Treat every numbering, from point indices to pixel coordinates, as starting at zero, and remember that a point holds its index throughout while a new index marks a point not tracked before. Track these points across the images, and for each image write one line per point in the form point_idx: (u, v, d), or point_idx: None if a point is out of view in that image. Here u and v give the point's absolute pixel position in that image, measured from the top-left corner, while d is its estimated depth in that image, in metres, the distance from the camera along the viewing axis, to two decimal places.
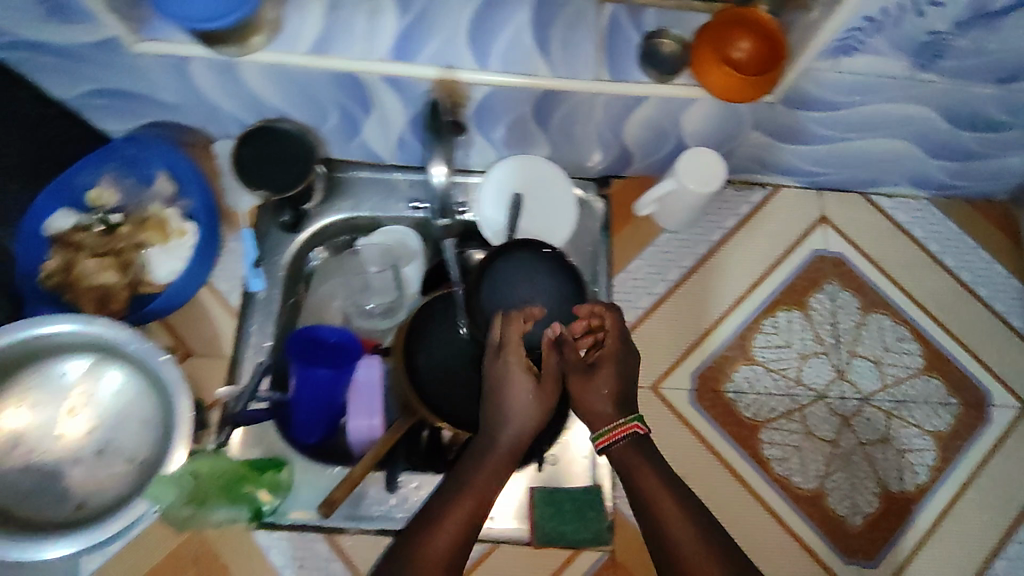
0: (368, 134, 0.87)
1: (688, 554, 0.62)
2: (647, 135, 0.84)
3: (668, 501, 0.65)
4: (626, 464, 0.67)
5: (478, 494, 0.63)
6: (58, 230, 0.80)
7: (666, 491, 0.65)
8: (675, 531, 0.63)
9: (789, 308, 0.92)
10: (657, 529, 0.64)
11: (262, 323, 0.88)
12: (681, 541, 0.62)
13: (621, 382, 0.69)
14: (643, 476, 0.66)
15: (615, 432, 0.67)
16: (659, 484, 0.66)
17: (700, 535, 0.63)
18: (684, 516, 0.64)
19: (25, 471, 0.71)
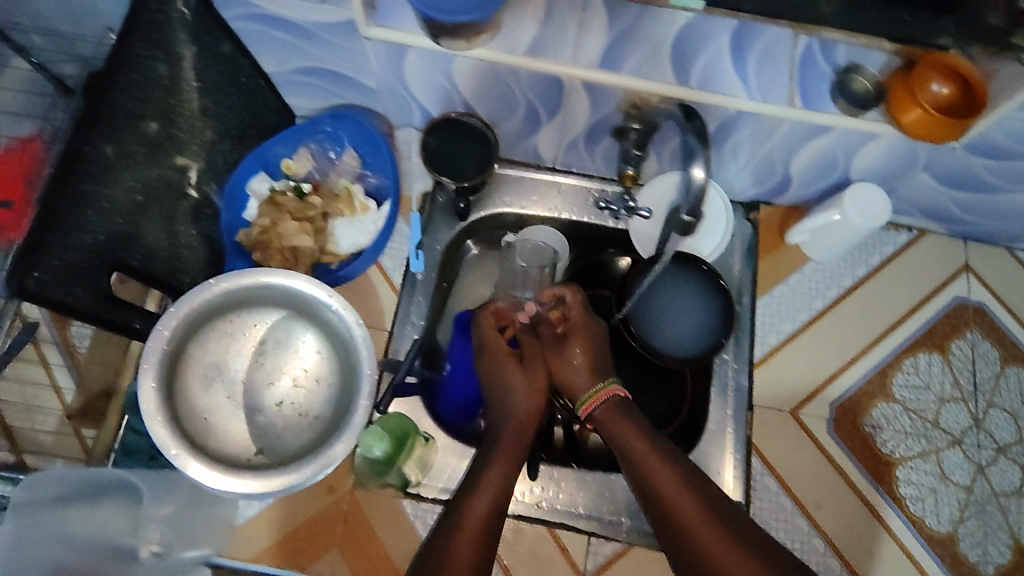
0: (542, 134, 0.91)
1: (684, 509, 0.66)
2: (817, 166, 0.86)
3: (655, 466, 0.69)
4: (611, 432, 0.72)
5: (491, 494, 0.69)
6: (258, 193, 0.85)
7: (653, 456, 0.70)
8: (674, 500, 0.67)
9: (929, 351, 0.92)
10: (658, 501, 0.68)
11: (419, 303, 0.92)
12: (676, 503, 0.67)
13: (596, 347, 0.78)
14: (638, 450, 0.70)
15: (596, 397, 0.74)
16: (643, 449, 0.70)
17: (689, 493, 0.67)
18: (681, 482, 0.68)
19: (216, 414, 0.75)
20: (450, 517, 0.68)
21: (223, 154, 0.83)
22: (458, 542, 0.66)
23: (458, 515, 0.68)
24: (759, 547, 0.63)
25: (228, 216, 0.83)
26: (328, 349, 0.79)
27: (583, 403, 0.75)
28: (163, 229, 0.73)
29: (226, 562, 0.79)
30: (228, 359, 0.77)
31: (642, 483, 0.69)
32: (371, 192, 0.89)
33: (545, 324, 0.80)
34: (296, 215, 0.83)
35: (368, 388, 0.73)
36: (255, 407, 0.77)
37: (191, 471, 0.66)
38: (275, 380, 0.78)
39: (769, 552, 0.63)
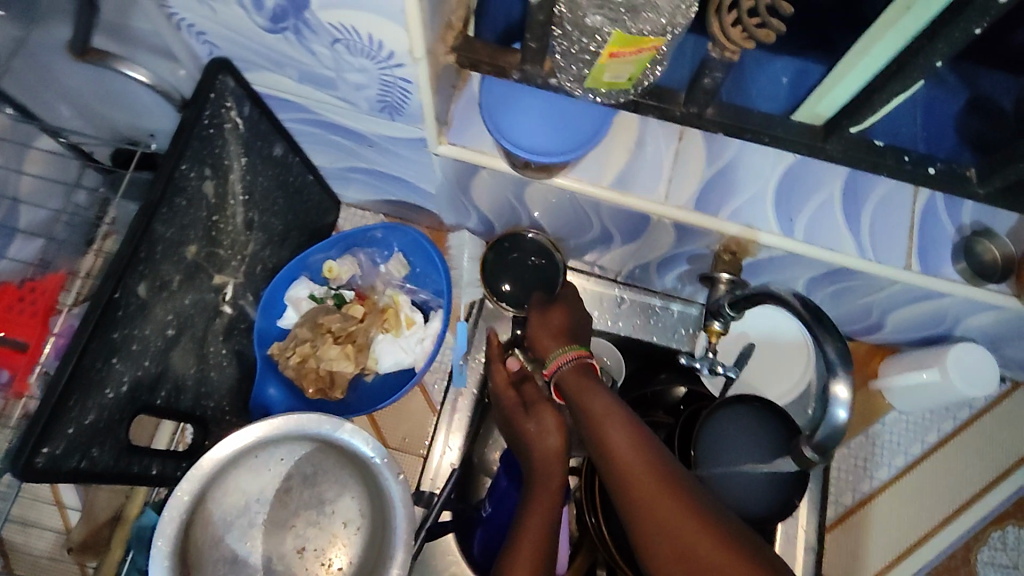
0: (613, 252, 0.84)
1: (636, 473, 0.55)
2: (918, 318, 0.78)
3: (605, 423, 0.60)
4: (573, 397, 0.64)
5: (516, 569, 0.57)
6: (297, 301, 0.77)
7: (608, 418, 0.60)
8: (626, 467, 0.56)
9: (1019, 523, 0.84)
10: (612, 468, 0.57)
11: (462, 425, 0.84)
12: (630, 468, 0.56)
13: (575, 315, 0.75)
14: (585, 397, 0.63)
15: (560, 357, 0.68)
16: (598, 406, 0.61)
17: (641, 457, 0.56)
18: (636, 449, 0.57)
19: (232, 564, 0.67)
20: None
21: (263, 260, 0.75)
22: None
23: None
24: (724, 523, 0.51)
25: (263, 325, 0.76)
26: (360, 492, 0.71)
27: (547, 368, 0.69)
28: (192, 356, 0.66)
29: None
30: (247, 503, 0.69)
31: (595, 447, 0.59)
32: (418, 305, 0.82)
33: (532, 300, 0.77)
34: (338, 335, 0.75)
35: (401, 558, 0.66)
36: (274, 557, 0.68)
37: None
38: (295, 524, 0.70)
39: (731, 524, 0.52)
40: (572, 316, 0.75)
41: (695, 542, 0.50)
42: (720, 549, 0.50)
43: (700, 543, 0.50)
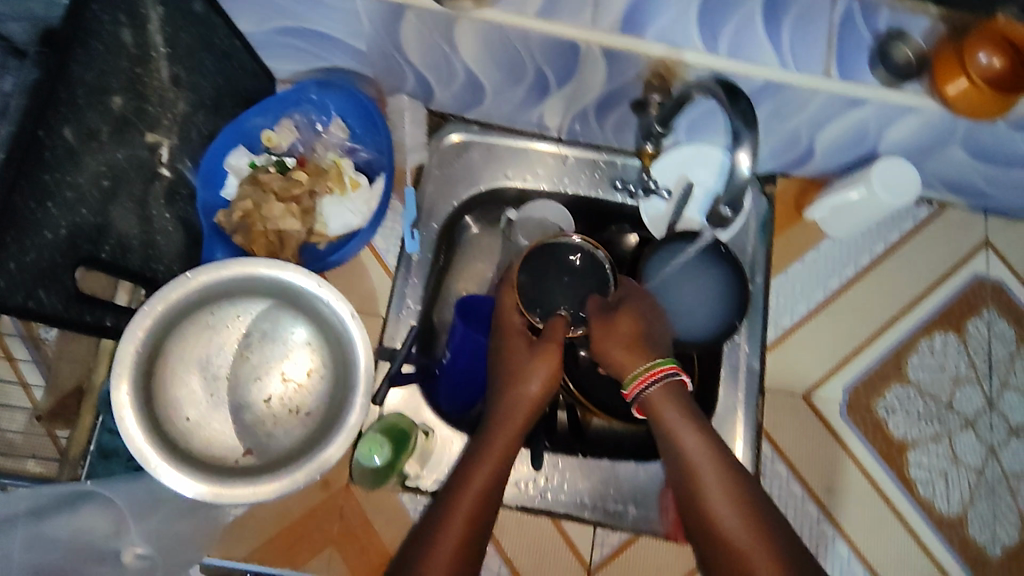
0: (551, 103, 0.83)
1: (734, 528, 0.55)
2: (844, 139, 0.81)
3: (706, 477, 0.58)
4: (664, 432, 0.62)
5: (473, 497, 0.60)
6: (237, 169, 0.78)
7: (708, 465, 0.58)
8: (726, 525, 0.55)
9: (945, 331, 0.89)
10: (707, 522, 0.56)
11: (416, 285, 0.87)
12: (732, 533, 0.54)
13: (645, 332, 0.69)
14: (679, 438, 0.60)
15: (647, 375, 0.63)
16: (695, 453, 0.59)
17: (741, 510, 0.55)
18: (739, 508, 0.56)
19: (201, 410, 0.70)
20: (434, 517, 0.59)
21: (197, 127, 0.75)
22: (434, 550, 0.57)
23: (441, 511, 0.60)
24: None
25: (205, 194, 0.77)
26: (320, 343, 0.74)
27: (625, 389, 0.65)
28: (134, 214, 0.67)
29: (214, 562, 0.76)
30: (209, 355, 0.72)
31: (690, 497, 0.58)
32: (362, 167, 0.82)
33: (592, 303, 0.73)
34: (281, 195, 0.76)
35: (366, 384, 0.69)
36: (242, 403, 0.72)
37: (171, 479, 0.62)
38: (262, 375, 0.74)
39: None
40: (643, 329, 0.69)
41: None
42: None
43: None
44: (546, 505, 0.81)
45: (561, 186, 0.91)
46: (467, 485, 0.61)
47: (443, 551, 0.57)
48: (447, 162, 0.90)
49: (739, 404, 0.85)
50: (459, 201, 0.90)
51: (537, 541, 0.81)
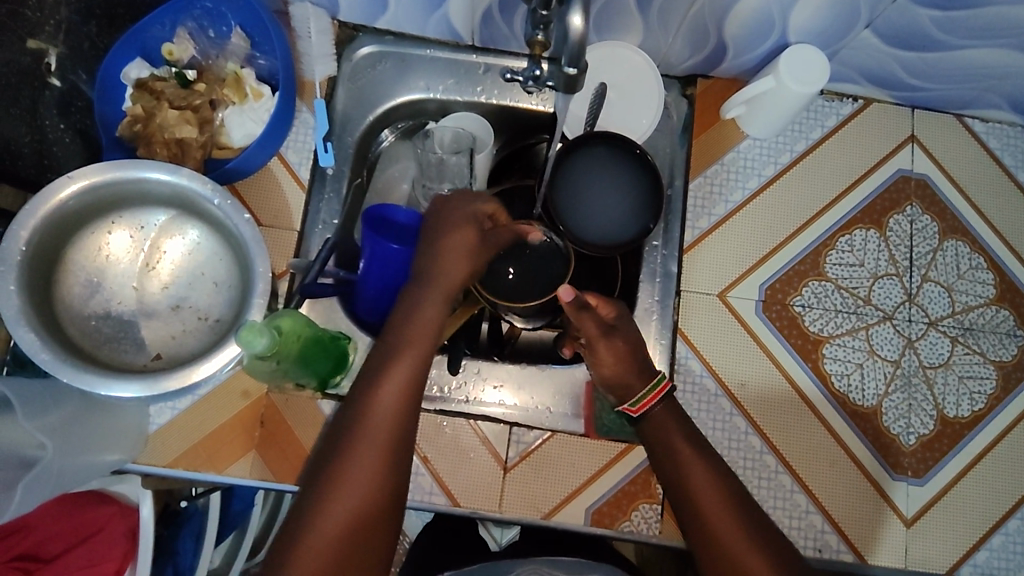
0: (451, 4, 0.81)
1: (712, 509, 0.63)
2: (751, 28, 0.79)
3: (695, 471, 0.65)
4: (658, 431, 0.68)
5: (403, 367, 0.64)
6: (135, 79, 0.77)
7: (697, 465, 0.65)
8: (708, 506, 0.63)
9: (866, 227, 0.89)
10: (689, 501, 0.64)
11: (331, 199, 0.87)
12: (712, 514, 0.63)
13: (638, 346, 0.73)
14: (674, 438, 0.67)
15: (655, 394, 0.70)
16: (685, 451, 0.66)
17: (721, 495, 0.64)
18: (723, 497, 0.63)
19: (105, 317, 0.72)
20: (362, 397, 0.63)
21: (89, 37, 0.75)
22: (364, 429, 0.61)
23: (368, 389, 0.63)
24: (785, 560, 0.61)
25: (102, 107, 0.76)
26: (225, 251, 0.75)
27: (633, 406, 0.70)
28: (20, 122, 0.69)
29: (144, 469, 0.79)
30: (113, 265, 0.73)
31: (673, 480, 0.66)
32: (264, 78, 0.81)
33: (586, 324, 0.70)
34: (178, 103, 0.76)
35: (263, 284, 0.69)
36: (147, 311, 0.73)
37: (64, 374, 0.63)
38: (167, 284, 0.74)
39: (783, 553, 0.62)
40: (635, 343, 0.73)
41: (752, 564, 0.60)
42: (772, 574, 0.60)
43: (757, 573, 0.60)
44: (466, 409, 0.84)
45: (475, 95, 0.90)
46: (395, 367, 0.64)
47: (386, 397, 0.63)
48: (359, 74, 0.89)
49: (655, 305, 0.86)
50: (370, 116, 0.88)
51: (454, 442, 0.82)
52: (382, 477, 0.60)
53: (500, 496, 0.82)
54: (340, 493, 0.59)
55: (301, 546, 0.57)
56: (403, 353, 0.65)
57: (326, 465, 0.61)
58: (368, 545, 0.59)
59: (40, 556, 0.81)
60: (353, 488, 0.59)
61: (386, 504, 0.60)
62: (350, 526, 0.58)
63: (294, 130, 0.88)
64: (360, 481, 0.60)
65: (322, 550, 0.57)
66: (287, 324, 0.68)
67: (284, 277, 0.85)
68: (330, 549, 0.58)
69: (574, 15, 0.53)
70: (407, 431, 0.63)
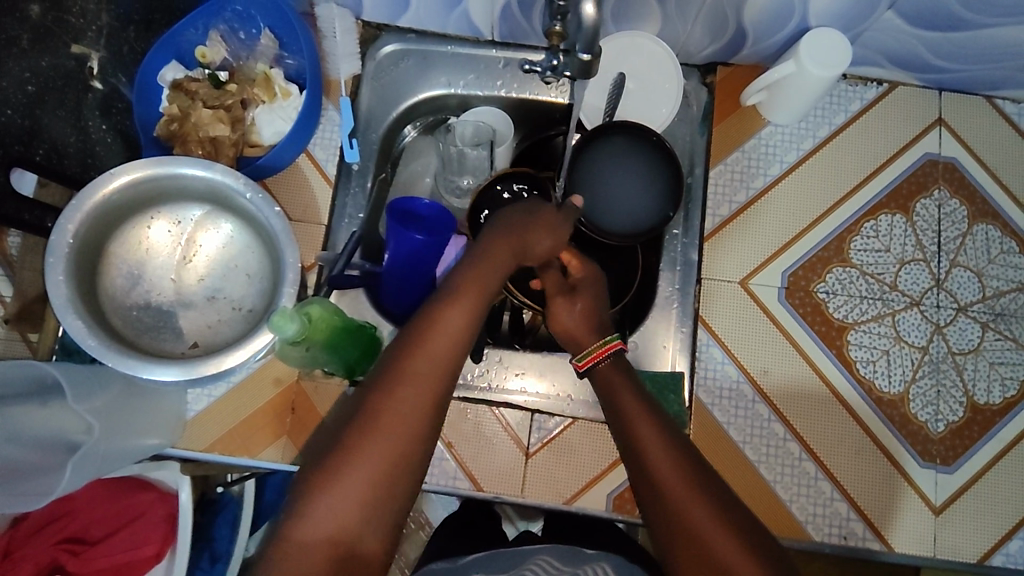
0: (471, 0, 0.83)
1: (658, 461, 0.58)
2: (770, 13, 0.79)
3: (641, 423, 0.60)
4: (607, 384, 0.66)
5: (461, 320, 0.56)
6: (171, 81, 0.81)
7: (645, 419, 0.61)
8: (653, 456, 0.58)
9: (892, 212, 0.88)
10: (639, 459, 0.59)
11: (357, 194, 0.89)
12: (657, 463, 0.58)
13: (598, 311, 0.73)
14: (623, 395, 0.64)
15: (599, 351, 0.68)
16: (633, 404, 0.62)
17: (668, 450, 0.58)
18: (669, 448, 0.58)
19: (146, 308, 0.76)
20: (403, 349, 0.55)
21: (128, 42, 0.79)
22: (398, 388, 0.53)
23: (409, 344, 0.54)
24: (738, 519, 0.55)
25: (141, 109, 0.81)
26: (257, 243, 0.78)
27: (579, 360, 0.69)
28: (67, 123, 0.73)
29: (183, 453, 0.82)
30: (153, 257, 0.77)
31: (622, 438, 0.61)
32: (292, 77, 0.84)
33: (549, 278, 0.72)
34: (211, 103, 0.80)
35: (293, 274, 0.72)
36: (185, 302, 0.77)
37: (109, 358, 0.66)
38: (202, 276, 0.78)
39: (731, 505, 0.55)
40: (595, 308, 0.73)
41: (700, 518, 0.54)
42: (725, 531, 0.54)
43: (708, 534, 0.53)
44: (488, 396, 0.86)
45: (495, 90, 0.92)
46: (444, 324, 0.55)
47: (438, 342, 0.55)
48: (383, 72, 0.92)
49: (674, 294, 0.87)
50: (394, 112, 0.91)
51: (477, 429, 0.84)
52: (409, 446, 0.52)
53: (522, 481, 0.83)
54: (360, 457, 0.51)
55: (311, 510, 0.50)
56: (454, 310, 0.56)
57: (349, 424, 0.52)
58: (382, 517, 0.51)
59: (85, 539, 0.86)
60: (375, 452, 0.51)
61: (406, 477, 0.52)
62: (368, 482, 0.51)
63: (320, 127, 0.90)
64: (387, 445, 0.52)
65: (334, 514, 0.50)
66: (316, 310, 0.70)
67: (312, 270, 0.88)
68: (342, 518, 0.50)
69: (586, 5, 0.55)
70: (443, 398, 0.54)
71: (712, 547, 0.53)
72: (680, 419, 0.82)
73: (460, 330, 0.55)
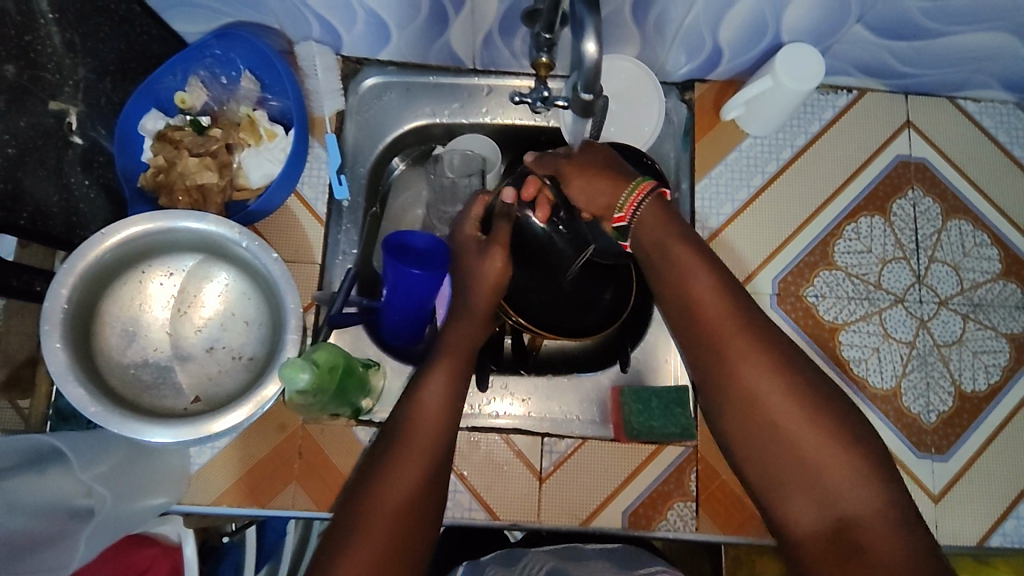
0: (452, 32, 0.84)
1: (727, 343, 0.58)
2: (744, 31, 0.81)
3: (732, 337, 0.58)
4: (655, 253, 0.64)
5: (443, 381, 0.64)
6: (153, 131, 0.80)
7: (699, 276, 0.61)
8: (721, 338, 0.58)
9: (871, 214, 0.92)
10: (695, 323, 0.60)
11: (349, 229, 0.89)
12: (718, 327, 0.59)
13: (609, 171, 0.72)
14: (669, 250, 0.63)
15: (635, 196, 0.67)
16: (709, 302, 0.60)
17: (730, 315, 0.59)
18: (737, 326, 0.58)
19: (145, 365, 0.74)
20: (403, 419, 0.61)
21: (105, 94, 0.77)
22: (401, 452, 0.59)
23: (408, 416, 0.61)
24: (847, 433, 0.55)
25: (122, 160, 0.79)
26: (254, 289, 0.77)
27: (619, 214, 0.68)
28: (49, 182, 0.70)
29: (192, 509, 0.81)
30: (148, 312, 0.75)
31: (686, 317, 0.61)
32: (276, 117, 0.84)
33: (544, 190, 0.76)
34: (196, 151, 0.79)
35: (296, 321, 0.71)
36: (184, 354, 0.75)
37: (113, 424, 0.64)
38: (200, 326, 0.76)
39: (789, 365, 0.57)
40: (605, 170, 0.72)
41: (814, 450, 0.54)
42: (851, 466, 0.53)
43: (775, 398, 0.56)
44: (494, 424, 0.86)
45: (480, 115, 0.94)
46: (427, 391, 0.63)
47: (429, 401, 0.62)
48: (367, 105, 0.92)
49: None
50: (382, 145, 0.92)
51: (488, 458, 0.84)
52: (430, 480, 0.58)
53: (537, 507, 0.83)
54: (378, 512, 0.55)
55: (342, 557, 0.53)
56: (433, 384, 0.64)
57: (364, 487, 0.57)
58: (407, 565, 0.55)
59: None
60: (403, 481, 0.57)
61: (421, 526, 0.57)
62: (390, 526, 0.55)
63: (308, 165, 0.90)
64: (400, 488, 0.57)
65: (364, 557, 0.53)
66: (322, 356, 0.69)
67: (311, 309, 0.87)
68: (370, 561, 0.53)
69: (588, 43, 0.53)
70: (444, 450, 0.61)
71: (837, 498, 0.53)
72: (686, 433, 0.83)
73: (445, 391, 0.63)
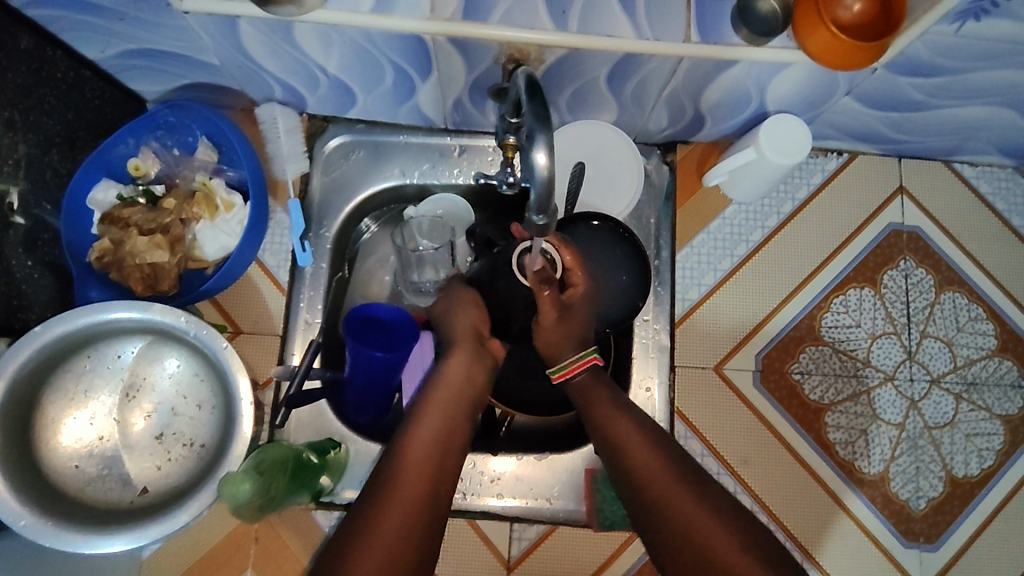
0: (421, 96, 0.79)
1: (651, 480, 0.63)
2: (727, 101, 0.77)
3: (655, 472, 0.64)
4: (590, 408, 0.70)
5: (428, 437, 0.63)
6: (102, 204, 0.77)
7: (622, 419, 0.68)
8: (645, 473, 0.64)
9: (860, 286, 0.87)
10: (623, 461, 0.66)
11: (312, 297, 0.85)
12: (643, 465, 0.64)
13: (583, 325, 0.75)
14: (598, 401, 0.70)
15: (581, 364, 0.73)
16: (632, 443, 0.66)
17: (654, 454, 0.65)
18: (660, 462, 0.64)
19: (89, 456, 0.70)
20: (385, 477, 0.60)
21: (51, 166, 0.73)
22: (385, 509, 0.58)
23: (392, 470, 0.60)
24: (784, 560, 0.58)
25: (71, 235, 0.75)
26: (207, 372, 0.73)
27: (556, 373, 0.74)
28: None
29: None
30: (94, 399, 0.71)
31: (614, 459, 0.66)
32: (235, 186, 0.80)
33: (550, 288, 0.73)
34: (145, 227, 0.75)
35: (247, 415, 0.67)
36: (132, 443, 0.72)
37: (47, 537, 0.61)
38: (149, 412, 0.73)
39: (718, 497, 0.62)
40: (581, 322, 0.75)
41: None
42: None
43: (705, 527, 0.59)
44: (462, 505, 0.81)
45: (452, 177, 0.89)
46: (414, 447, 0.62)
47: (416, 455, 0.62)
48: (333, 165, 0.87)
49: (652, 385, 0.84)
50: (348, 207, 0.87)
51: (453, 543, 0.81)
52: (415, 541, 0.57)
53: None
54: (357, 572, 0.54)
55: None
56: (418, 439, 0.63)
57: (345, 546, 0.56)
58: None
59: None
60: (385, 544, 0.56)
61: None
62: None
63: (270, 232, 0.87)
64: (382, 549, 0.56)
65: None
66: (267, 460, 0.66)
67: (270, 385, 0.84)
68: None
69: (538, 153, 0.49)
70: (432, 507, 0.60)
71: None
72: None
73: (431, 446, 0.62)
